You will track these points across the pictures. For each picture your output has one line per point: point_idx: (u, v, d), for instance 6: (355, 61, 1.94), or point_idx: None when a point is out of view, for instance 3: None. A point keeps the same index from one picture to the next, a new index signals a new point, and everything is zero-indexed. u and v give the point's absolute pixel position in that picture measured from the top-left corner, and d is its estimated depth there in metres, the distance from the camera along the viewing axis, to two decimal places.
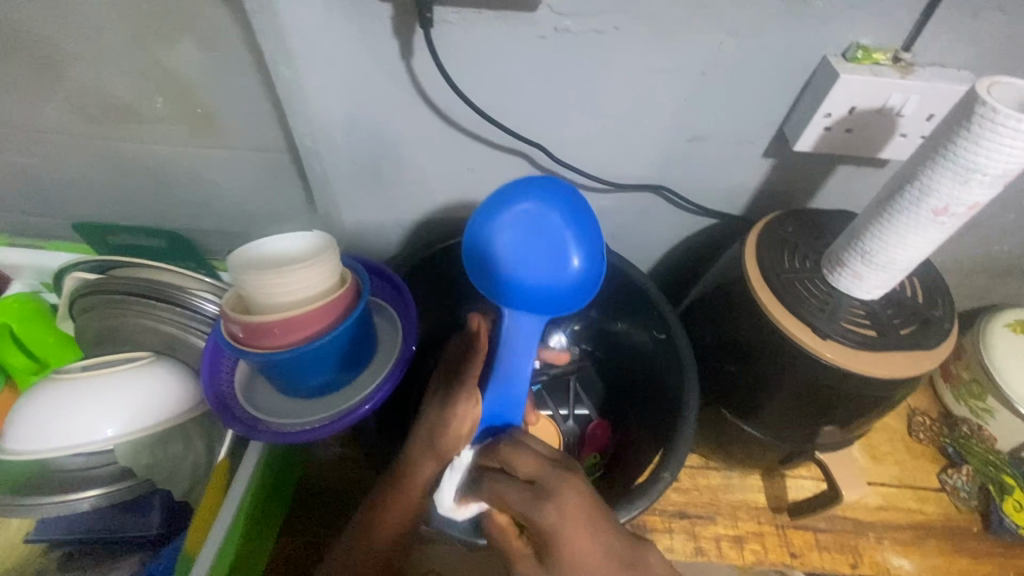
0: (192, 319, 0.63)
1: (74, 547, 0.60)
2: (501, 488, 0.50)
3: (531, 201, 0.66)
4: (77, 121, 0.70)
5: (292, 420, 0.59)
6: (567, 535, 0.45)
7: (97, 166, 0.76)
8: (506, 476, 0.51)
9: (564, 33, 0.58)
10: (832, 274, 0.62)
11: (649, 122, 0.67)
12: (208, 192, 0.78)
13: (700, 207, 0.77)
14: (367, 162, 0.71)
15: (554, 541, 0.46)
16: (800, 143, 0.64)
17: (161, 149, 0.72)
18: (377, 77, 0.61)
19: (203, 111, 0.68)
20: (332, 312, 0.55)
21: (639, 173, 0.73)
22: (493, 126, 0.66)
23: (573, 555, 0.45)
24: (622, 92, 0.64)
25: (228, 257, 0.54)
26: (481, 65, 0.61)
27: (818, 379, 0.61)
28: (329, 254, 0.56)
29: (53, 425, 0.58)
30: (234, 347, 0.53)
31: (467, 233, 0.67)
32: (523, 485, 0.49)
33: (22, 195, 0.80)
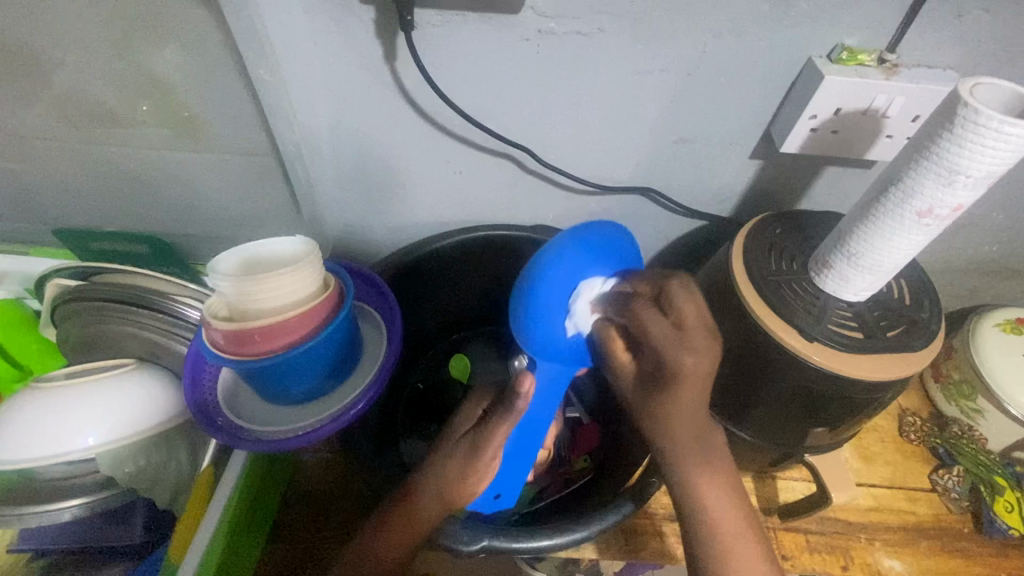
0: (175, 325, 0.62)
1: (56, 559, 0.59)
2: (648, 324, 0.46)
3: (600, 262, 0.52)
4: (59, 125, 0.70)
5: (276, 427, 0.58)
6: (685, 406, 0.45)
7: (80, 171, 0.75)
8: (650, 307, 0.47)
9: (547, 35, 0.58)
10: (819, 276, 0.61)
11: (635, 124, 0.66)
12: (194, 197, 0.77)
13: (688, 209, 0.76)
14: (352, 165, 0.70)
15: (668, 419, 0.47)
16: (787, 145, 0.64)
17: (145, 154, 0.72)
18: (360, 81, 0.61)
19: (186, 115, 0.68)
20: (315, 319, 0.55)
21: (627, 175, 0.73)
22: (478, 128, 0.66)
23: (674, 427, 0.47)
24: (607, 94, 0.63)
25: (209, 264, 0.54)
26: (465, 68, 0.60)
27: (806, 382, 0.61)
28: (311, 259, 0.55)
29: (32, 435, 0.57)
30: (216, 354, 0.53)
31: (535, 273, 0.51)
32: (670, 322, 0.45)
33: (4, 200, 0.80)
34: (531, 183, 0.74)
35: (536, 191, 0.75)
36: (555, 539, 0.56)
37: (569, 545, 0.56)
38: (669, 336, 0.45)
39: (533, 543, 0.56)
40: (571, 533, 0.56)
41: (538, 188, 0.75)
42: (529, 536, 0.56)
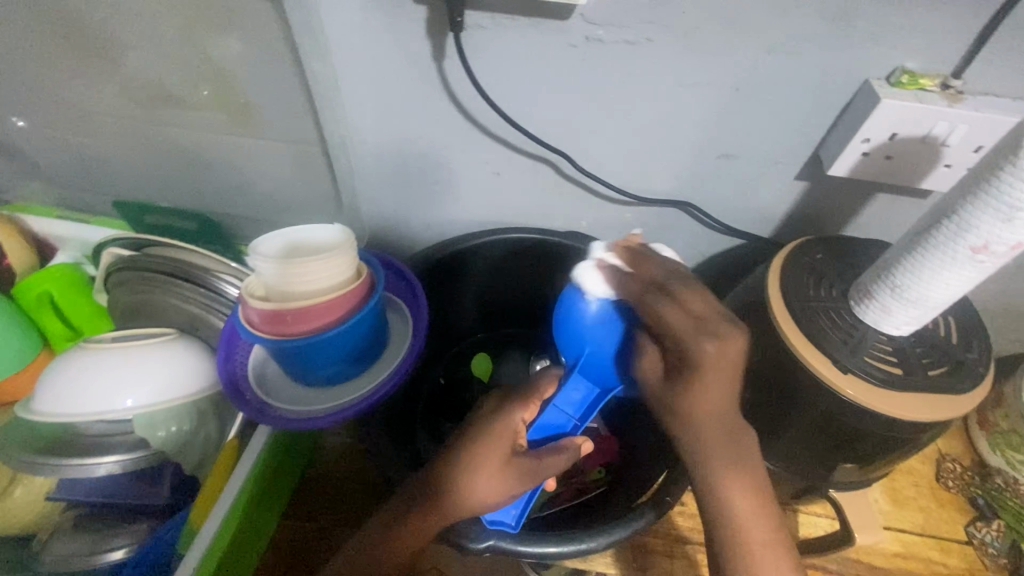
0: (214, 300, 0.66)
1: (88, 510, 0.63)
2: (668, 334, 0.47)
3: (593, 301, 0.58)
4: (126, 105, 0.74)
5: (300, 406, 0.61)
6: (709, 394, 0.46)
7: (142, 148, 0.79)
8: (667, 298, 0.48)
9: (594, 42, 0.58)
10: (860, 306, 0.59)
11: (678, 136, 0.66)
12: (243, 180, 0.81)
13: (727, 226, 0.75)
14: (394, 159, 0.72)
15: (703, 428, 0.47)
16: (836, 168, 0.62)
17: (202, 135, 0.75)
18: (407, 78, 0.63)
19: (242, 101, 0.71)
20: (345, 305, 0.56)
21: (665, 187, 0.72)
22: (519, 131, 0.66)
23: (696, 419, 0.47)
24: (651, 105, 0.63)
25: (251, 244, 0.56)
26: (510, 70, 0.61)
27: (836, 415, 0.59)
28: (345, 249, 0.56)
29: (75, 392, 0.59)
30: (250, 331, 0.55)
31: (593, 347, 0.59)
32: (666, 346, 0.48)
33: (72, 171, 0.85)
34: (568, 189, 0.74)
35: (572, 197, 0.75)
36: (561, 547, 0.56)
37: (577, 554, 0.56)
38: (685, 321, 0.46)
39: (542, 548, 0.56)
40: (579, 544, 0.56)
41: (575, 194, 0.74)
42: (535, 542, 0.56)
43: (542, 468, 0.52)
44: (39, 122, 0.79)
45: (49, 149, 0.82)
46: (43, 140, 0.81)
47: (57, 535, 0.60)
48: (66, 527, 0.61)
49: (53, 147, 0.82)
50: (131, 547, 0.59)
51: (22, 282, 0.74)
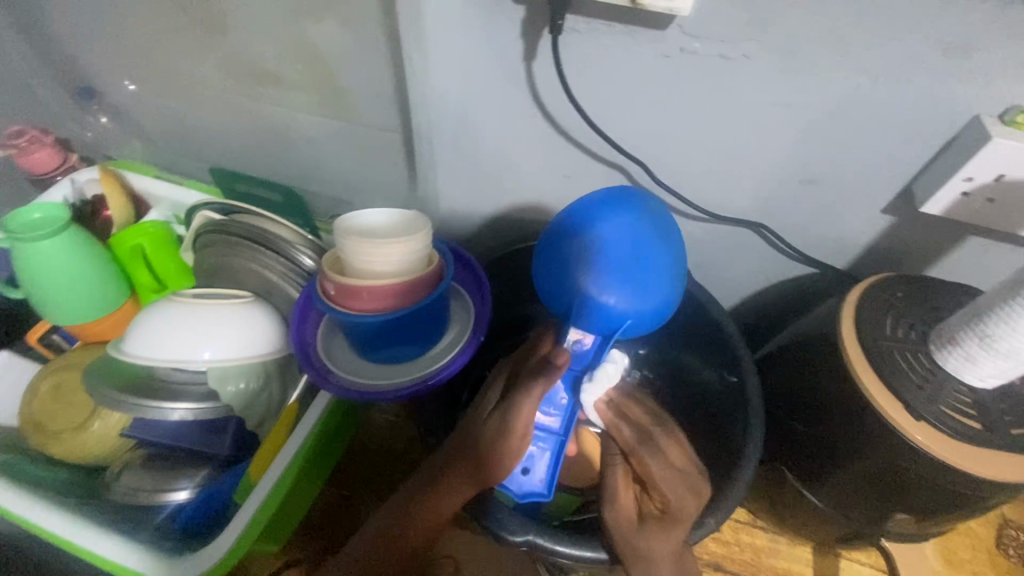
0: (291, 270, 0.69)
1: (156, 450, 0.67)
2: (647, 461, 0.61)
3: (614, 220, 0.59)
4: (228, 78, 0.79)
5: (359, 378, 0.63)
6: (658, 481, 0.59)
7: (236, 120, 0.84)
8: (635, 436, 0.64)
9: (689, 54, 0.57)
10: (940, 351, 0.56)
11: (761, 156, 0.64)
12: (325, 159, 0.84)
13: (799, 253, 0.73)
14: (470, 152, 0.74)
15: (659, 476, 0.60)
16: (929, 205, 0.59)
17: (293, 113, 0.79)
18: (495, 75, 0.64)
19: (334, 84, 0.74)
20: (415, 289, 0.58)
21: (740, 207, 0.70)
22: (598, 136, 0.67)
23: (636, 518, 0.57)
24: (738, 122, 0.62)
25: (336, 220, 0.59)
26: (598, 75, 0.61)
27: (901, 461, 0.56)
28: (419, 237, 0.57)
29: (160, 341, 0.63)
30: (326, 302, 0.58)
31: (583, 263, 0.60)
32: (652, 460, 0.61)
33: (171, 135, 0.91)
34: None
35: None
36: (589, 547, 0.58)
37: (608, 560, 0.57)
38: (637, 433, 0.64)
39: (577, 549, 0.58)
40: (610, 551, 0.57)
41: None
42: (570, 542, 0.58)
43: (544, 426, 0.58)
44: (148, 87, 0.85)
45: (153, 114, 0.89)
46: (150, 105, 0.87)
47: (128, 470, 0.65)
48: (136, 464, 0.65)
49: (157, 111, 0.88)
50: (195, 488, 0.63)
51: (118, 232, 0.79)
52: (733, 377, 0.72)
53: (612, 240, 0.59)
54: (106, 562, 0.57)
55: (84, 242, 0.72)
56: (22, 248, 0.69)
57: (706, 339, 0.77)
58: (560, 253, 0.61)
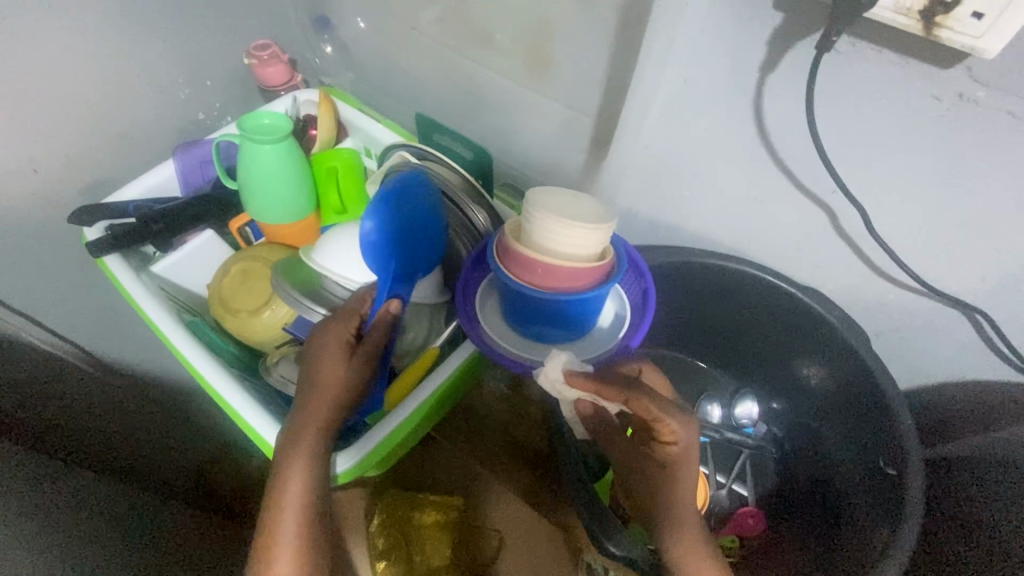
0: (462, 224, 0.73)
1: None
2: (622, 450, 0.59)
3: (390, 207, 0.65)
4: (447, 33, 0.83)
5: (502, 342, 0.64)
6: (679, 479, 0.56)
7: (441, 74, 0.89)
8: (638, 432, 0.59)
9: (967, 102, 0.50)
10: None
11: (1013, 235, 0.55)
12: (511, 128, 0.86)
13: (1016, 356, 0.62)
14: (662, 154, 0.72)
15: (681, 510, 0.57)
16: None
17: (497, 77, 0.82)
18: (721, 80, 0.61)
19: (547, 57, 0.75)
20: (585, 278, 0.57)
21: (961, 284, 0.61)
22: (815, 168, 0.61)
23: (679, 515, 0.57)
24: (999, 191, 0.53)
25: (528, 189, 0.59)
26: (841, 105, 0.55)
27: None
28: (603, 230, 0.56)
29: (345, 258, 0.70)
30: (498, 264, 0.59)
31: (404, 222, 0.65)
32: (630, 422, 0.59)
33: (380, 77, 0.99)
34: (834, 244, 0.67)
35: (834, 255, 0.68)
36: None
37: None
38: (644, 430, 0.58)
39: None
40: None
41: (839, 253, 0.67)
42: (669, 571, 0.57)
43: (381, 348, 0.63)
44: (375, 29, 0.92)
45: (371, 54, 0.97)
46: (371, 44, 0.95)
47: (284, 360, 0.73)
48: (291, 358, 0.73)
49: (375, 52, 0.96)
50: None
51: (320, 153, 0.89)
52: (890, 471, 0.64)
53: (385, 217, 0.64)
54: (261, 437, 0.66)
55: (294, 153, 0.81)
56: (250, 148, 0.79)
57: (854, 415, 0.71)
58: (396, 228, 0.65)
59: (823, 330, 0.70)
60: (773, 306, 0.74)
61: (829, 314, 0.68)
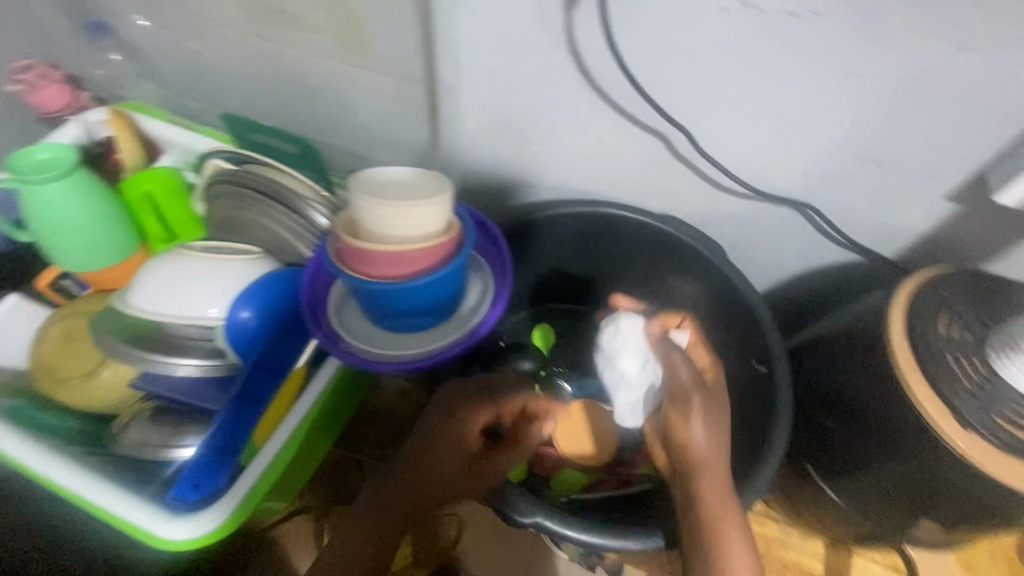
0: (303, 227, 0.67)
1: (165, 404, 0.65)
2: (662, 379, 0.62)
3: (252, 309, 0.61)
4: (242, 17, 0.73)
5: (367, 345, 0.60)
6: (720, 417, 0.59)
7: (251, 64, 0.79)
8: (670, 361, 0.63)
9: (752, 9, 0.50)
10: (999, 356, 0.51)
11: (819, 129, 0.58)
12: (343, 110, 0.79)
13: (846, 239, 0.67)
14: (498, 109, 0.69)
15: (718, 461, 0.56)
16: (1003, 195, 0.53)
17: (309, 56, 0.74)
18: (530, 23, 0.58)
19: (355, 27, 0.68)
20: (430, 258, 0.54)
21: (788, 184, 0.65)
22: (639, 99, 0.61)
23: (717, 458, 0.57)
24: (798, 90, 0.56)
25: (352, 176, 0.54)
26: (645, 31, 0.55)
27: (935, 471, 0.54)
28: (436, 204, 0.53)
29: (168, 295, 0.61)
30: (336, 263, 0.54)
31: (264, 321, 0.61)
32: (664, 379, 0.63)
33: (185, 78, 0.87)
34: (676, 169, 0.68)
35: (679, 179, 0.69)
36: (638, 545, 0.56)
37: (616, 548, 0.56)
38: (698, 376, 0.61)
39: (580, 534, 0.56)
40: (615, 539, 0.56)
41: (683, 176, 0.69)
42: (580, 528, 0.56)
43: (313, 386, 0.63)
44: (161, 24, 0.80)
45: (166, 54, 0.84)
46: (162, 43, 0.83)
47: (136, 421, 0.64)
48: (144, 417, 0.64)
49: (170, 51, 0.83)
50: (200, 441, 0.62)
51: (129, 179, 0.77)
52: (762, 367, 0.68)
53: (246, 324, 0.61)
54: (117, 515, 0.57)
55: (92, 186, 0.70)
56: (28, 190, 0.67)
57: (727, 325, 0.74)
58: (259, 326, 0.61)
59: (683, 250, 0.73)
60: (636, 238, 0.75)
61: (684, 235, 0.71)
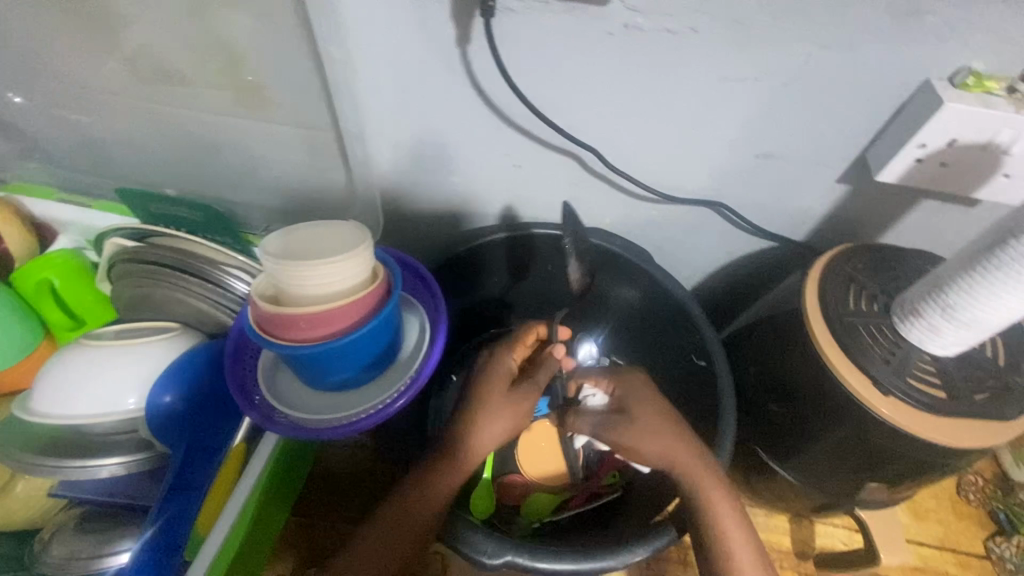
0: (222, 296, 0.64)
1: (94, 508, 0.61)
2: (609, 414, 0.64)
3: (174, 388, 0.59)
4: (127, 83, 0.69)
5: (306, 412, 0.58)
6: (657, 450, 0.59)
7: (146, 130, 0.75)
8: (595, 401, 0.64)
9: (634, 30, 0.53)
10: (903, 322, 0.55)
11: (715, 133, 0.62)
12: (253, 165, 0.77)
13: (758, 228, 0.71)
14: (411, 146, 0.68)
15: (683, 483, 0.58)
16: (884, 173, 0.58)
17: (207, 116, 0.71)
18: (428, 61, 0.59)
19: (251, 83, 0.66)
20: (359, 311, 0.53)
21: (697, 186, 0.68)
22: (545, 124, 0.63)
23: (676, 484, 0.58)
24: (690, 99, 0.58)
25: (262, 242, 0.52)
26: (538, 59, 0.57)
27: (870, 436, 0.56)
28: (355, 257, 0.52)
29: (80, 390, 0.57)
30: (259, 334, 0.52)
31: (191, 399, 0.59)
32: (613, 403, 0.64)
33: (73, 152, 0.81)
34: (593, 184, 0.70)
35: (597, 192, 0.71)
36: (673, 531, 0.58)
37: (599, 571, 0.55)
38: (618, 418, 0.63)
39: (555, 564, 0.55)
40: (600, 561, 0.55)
41: (600, 190, 0.71)
42: (554, 559, 0.55)
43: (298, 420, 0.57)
44: (37, 99, 0.74)
45: (48, 129, 0.78)
46: (42, 118, 0.77)
47: (60, 533, 0.59)
48: (69, 527, 0.59)
49: (53, 126, 0.78)
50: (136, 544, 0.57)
51: (20, 268, 0.71)
52: (702, 362, 0.70)
53: (173, 406, 0.58)
54: None
55: None
56: None
57: (667, 324, 0.76)
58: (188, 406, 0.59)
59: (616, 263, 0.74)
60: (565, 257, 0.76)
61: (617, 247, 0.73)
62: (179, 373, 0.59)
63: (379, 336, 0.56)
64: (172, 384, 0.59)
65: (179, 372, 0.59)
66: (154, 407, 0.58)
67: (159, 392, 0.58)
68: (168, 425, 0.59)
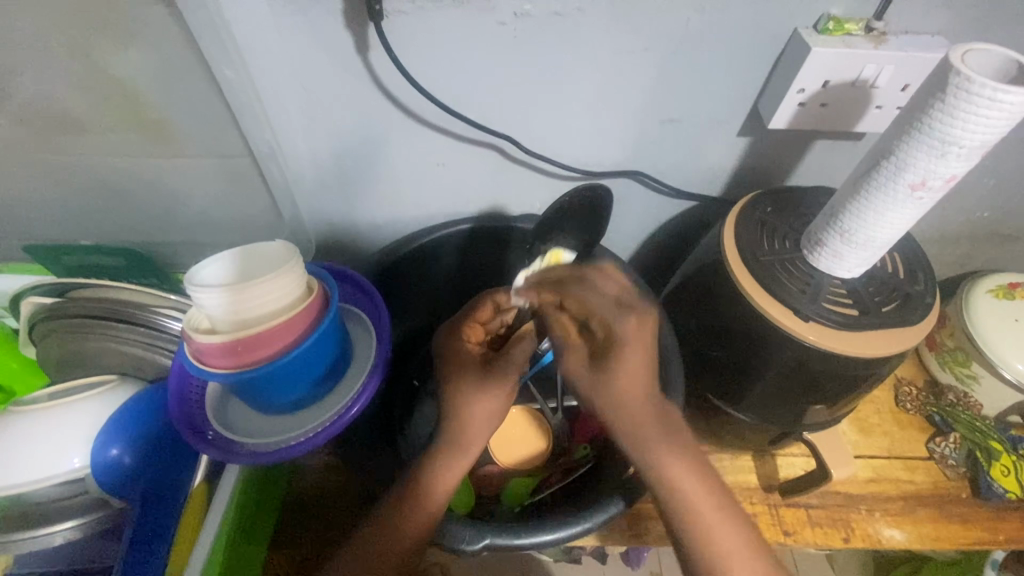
0: (156, 339, 0.62)
1: None
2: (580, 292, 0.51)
3: (121, 441, 0.57)
4: (18, 137, 0.66)
5: (265, 438, 0.58)
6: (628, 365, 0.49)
7: (49, 183, 0.72)
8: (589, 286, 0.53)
9: (524, 17, 0.55)
10: (813, 254, 0.60)
11: (619, 106, 0.65)
12: (172, 202, 0.75)
13: (678, 190, 0.75)
14: (331, 159, 0.68)
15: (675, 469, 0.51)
16: (775, 121, 0.62)
17: (113, 159, 0.69)
18: (331, 73, 0.59)
19: (152, 119, 0.64)
20: (300, 325, 0.53)
21: (614, 158, 0.71)
22: (459, 119, 0.64)
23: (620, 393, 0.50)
24: (590, 77, 0.61)
25: (185, 276, 0.52)
26: (436, 56, 0.58)
27: (801, 362, 0.60)
28: (287, 275, 0.52)
29: (16, 459, 0.56)
30: (199, 367, 0.50)
31: (138, 452, 0.58)
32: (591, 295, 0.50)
33: None
34: (516, 170, 0.72)
35: (521, 178, 0.74)
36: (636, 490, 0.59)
37: (575, 536, 0.57)
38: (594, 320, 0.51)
39: (534, 537, 0.57)
40: (576, 526, 0.57)
41: (523, 175, 0.73)
42: (531, 532, 0.57)
43: (245, 454, 0.56)
44: None
45: None
46: None
47: None
48: None
49: None
50: None
51: None
52: None
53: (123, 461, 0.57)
54: None
55: None
56: None
57: None
58: (139, 459, 0.58)
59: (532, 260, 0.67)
60: (487, 244, 0.76)
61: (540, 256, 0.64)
62: (122, 424, 0.58)
63: (322, 348, 0.56)
64: (116, 438, 0.57)
65: (121, 424, 0.58)
66: (102, 464, 0.57)
67: (105, 449, 0.57)
68: (122, 479, 0.57)
